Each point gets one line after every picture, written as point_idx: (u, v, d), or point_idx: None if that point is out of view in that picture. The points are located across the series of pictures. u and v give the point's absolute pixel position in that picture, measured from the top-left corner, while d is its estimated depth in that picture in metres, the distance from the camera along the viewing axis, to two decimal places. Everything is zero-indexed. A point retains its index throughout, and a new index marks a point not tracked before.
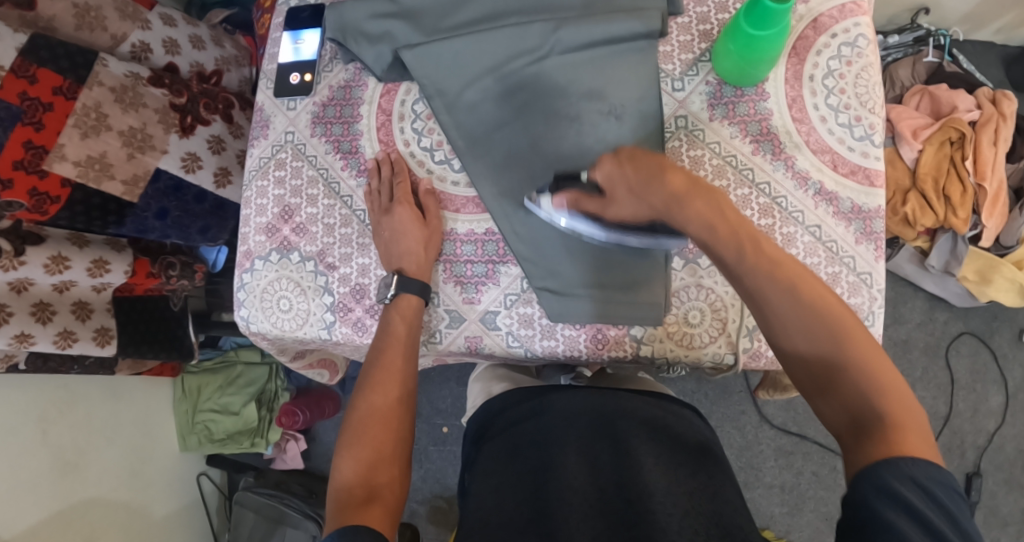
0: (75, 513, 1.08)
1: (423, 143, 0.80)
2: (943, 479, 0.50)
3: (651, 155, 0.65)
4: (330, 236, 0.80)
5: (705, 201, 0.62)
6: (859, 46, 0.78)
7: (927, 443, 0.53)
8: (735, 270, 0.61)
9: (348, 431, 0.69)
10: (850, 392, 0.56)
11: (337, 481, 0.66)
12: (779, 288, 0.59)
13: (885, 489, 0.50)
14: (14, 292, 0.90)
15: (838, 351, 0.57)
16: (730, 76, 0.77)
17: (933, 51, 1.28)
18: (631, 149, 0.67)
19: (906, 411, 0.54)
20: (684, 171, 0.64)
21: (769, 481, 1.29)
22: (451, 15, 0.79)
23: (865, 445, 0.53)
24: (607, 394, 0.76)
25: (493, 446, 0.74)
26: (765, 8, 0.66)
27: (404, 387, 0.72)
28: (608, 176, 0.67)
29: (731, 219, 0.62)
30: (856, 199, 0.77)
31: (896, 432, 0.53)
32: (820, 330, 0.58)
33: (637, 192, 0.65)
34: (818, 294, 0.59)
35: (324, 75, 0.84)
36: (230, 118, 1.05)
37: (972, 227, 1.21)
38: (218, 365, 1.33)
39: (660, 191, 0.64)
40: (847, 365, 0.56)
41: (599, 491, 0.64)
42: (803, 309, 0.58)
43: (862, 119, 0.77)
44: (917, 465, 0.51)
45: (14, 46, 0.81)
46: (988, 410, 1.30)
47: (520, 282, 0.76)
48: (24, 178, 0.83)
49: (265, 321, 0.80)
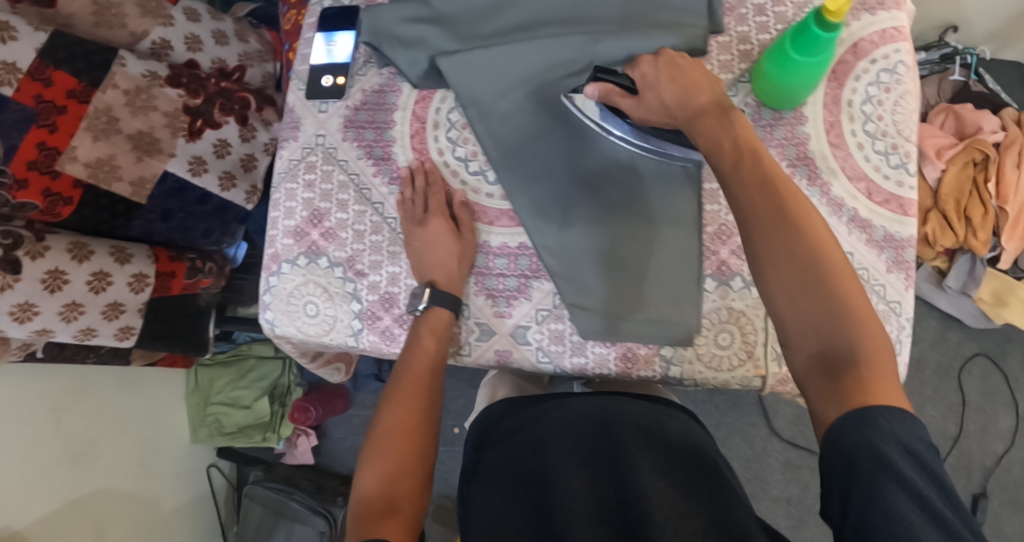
0: (85, 503, 1.08)
1: (457, 153, 0.79)
2: (922, 434, 0.50)
3: (692, 68, 0.65)
4: (360, 243, 0.79)
5: (716, 116, 0.63)
6: (898, 72, 0.78)
7: (897, 391, 0.52)
8: (723, 173, 0.60)
9: (371, 443, 0.68)
10: (806, 298, 0.55)
11: (358, 493, 0.65)
12: (760, 186, 0.58)
13: (880, 457, 0.49)
14: (48, 292, 0.89)
15: (810, 261, 0.55)
16: (768, 99, 0.76)
17: (960, 70, 1.27)
18: (674, 54, 0.67)
19: (881, 352, 0.53)
20: (713, 90, 0.64)
21: (775, 493, 1.28)
22: (488, 22, 0.78)
23: (835, 378, 0.53)
24: (609, 398, 0.74)
25: (490, 455, 0.72)
26: (815, 35, 0.66)
27: (427, 402, 0.71)
28: (647, 75, 0.67)
29: (734, 136, 0.61)
30: (889, 227, 0.76)
31: (867, 372, 0.52)
32: (795, 232, 0.56)
33: (667, 99, 0.65)
34: (802, 201, 0.58)
35: (357, 78, 0.83)
36: (243, 120, 1.09)
37: (991, 249, 1.21)
38: (231, 358, 1.32)
39: (684, 109, 0.64)
40: (814, 263, 0.55)
41: (600, 499, 0.62)
42: (778, 209, 0.57)
43: (898, 147, 0.77)
44: (890, 420, 0.50)
45: (33, 46, 0.86)
46: (997, 431, 1.28)
47: (552, 297, 0.75)
48: (38, 178, 0.88)
49: (290, 325, 0.80)
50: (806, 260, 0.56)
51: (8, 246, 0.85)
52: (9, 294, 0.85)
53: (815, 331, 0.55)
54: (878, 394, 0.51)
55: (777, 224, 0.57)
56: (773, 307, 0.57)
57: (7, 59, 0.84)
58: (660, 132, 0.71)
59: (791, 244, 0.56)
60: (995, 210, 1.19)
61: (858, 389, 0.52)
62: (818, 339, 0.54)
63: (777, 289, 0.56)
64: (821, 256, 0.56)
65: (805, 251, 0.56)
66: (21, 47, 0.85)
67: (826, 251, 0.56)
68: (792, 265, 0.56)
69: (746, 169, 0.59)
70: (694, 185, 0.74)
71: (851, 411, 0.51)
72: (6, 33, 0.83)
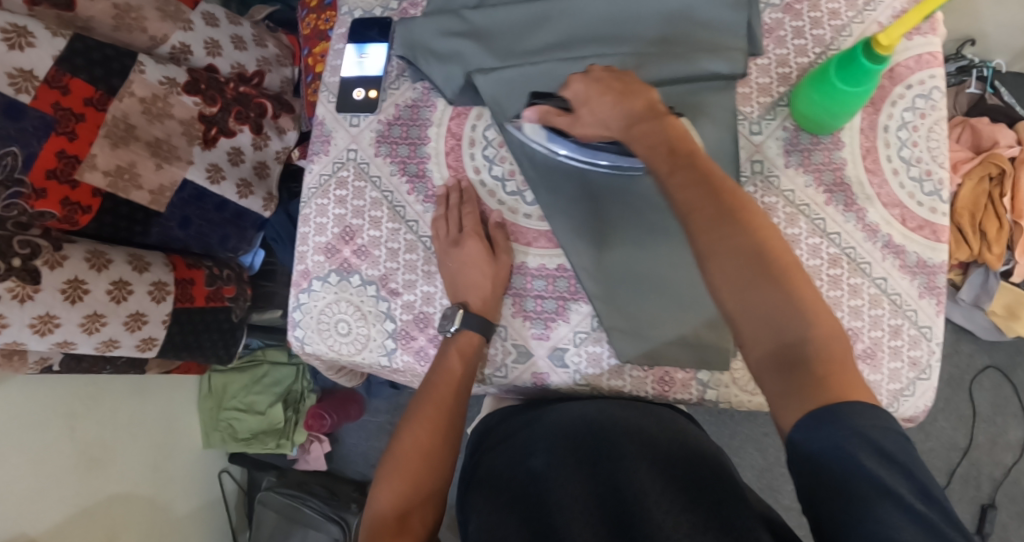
0: (99, 510, 1.06)
1: (494, 172, 0.79)
2: (890, 426, 0.48)
3: (619, 80, 0.65)
4: (394, 261, 0.78)
5: (651, 120, 0.60)
6: (933, 98, 0.77)
7: (860, 383, 0.50)
8: (661, 176, 0.57)
9: (389, 461, 0.68)
10: (757, 291, 0.52)
11: (371, 510, 0.65)
12: (699, 185, 0.55)
13: (845, 458, 0.47)
14: (68, 302, 0.85)
15: (753, 259, 0.52)
16: (807, 123, 0.76)
17: (975, 83, 1.24)
18: (604, 71, 0.67)
19: (835, 343, 0.51)
20: (647, 95, 0.63)
21: (788, 504, 1.27)
22: (525, 39, 0.77)
23: (795, 379, 0.50)
24: (603, 401, 0.74)
25: (489, 462, 0.71)
26: (862, 66, 0.66)
27: (451, 425, 0.71)
28: (579, 92, 0.67)
29: (671, 137, 0.58)
30: (922, 254, 0.76)
31: (827, 369, 0.50)
32: (738, 226, 0.53)
33: (600, 111, 0.64)
34: (743, 197, 0.55)
35: (390, 92, 0.82)
36: (259, 128, 1.05)
37: (1004, 263, 1.20)
38: (245, 363, 1.31)
39: (618, 115, 0.63)
40: (756, 260, 0.52)
41: (597, 498, 0.60)
42: (721, 206, 0.54)
43: (932, 174, 0.77)
44: (861, 419, 0.48)
45: (51, 54, 0.83)
46: (1006, 443, 1.29)
47: (590, 320, 0.75)
48: (57, 188, 0.84)
49: (321, 344, 0.80)
50: (749, 259, 0.53)
51: (25, 256, 0.81)
52: (28, 305, 0.81)
53: (770, 328, 0.52)
54: (840, 391, 0.49)
55: (724, 224, 0.53)
56: (724, 305, 0.54)
57: (24, 66, 0.80)
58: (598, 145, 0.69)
59: (735, 241, 0.53)
60: (1009, 225, 1.18)
61: (820, 385, 0.50)
62: (772, 338, 0.52)
63: (724, 290, 0.53)
64: (768, 251, 0.53)
65: (751, 244, 0.53)
66: (39, 54, 0.81)
67: (771, 247, 0.53)
68: (739, 260, 0.52)
69: (683, 169, 0.56)
70: None
71: (814, 409, 0.49)
72: (23, 39, 0.80)
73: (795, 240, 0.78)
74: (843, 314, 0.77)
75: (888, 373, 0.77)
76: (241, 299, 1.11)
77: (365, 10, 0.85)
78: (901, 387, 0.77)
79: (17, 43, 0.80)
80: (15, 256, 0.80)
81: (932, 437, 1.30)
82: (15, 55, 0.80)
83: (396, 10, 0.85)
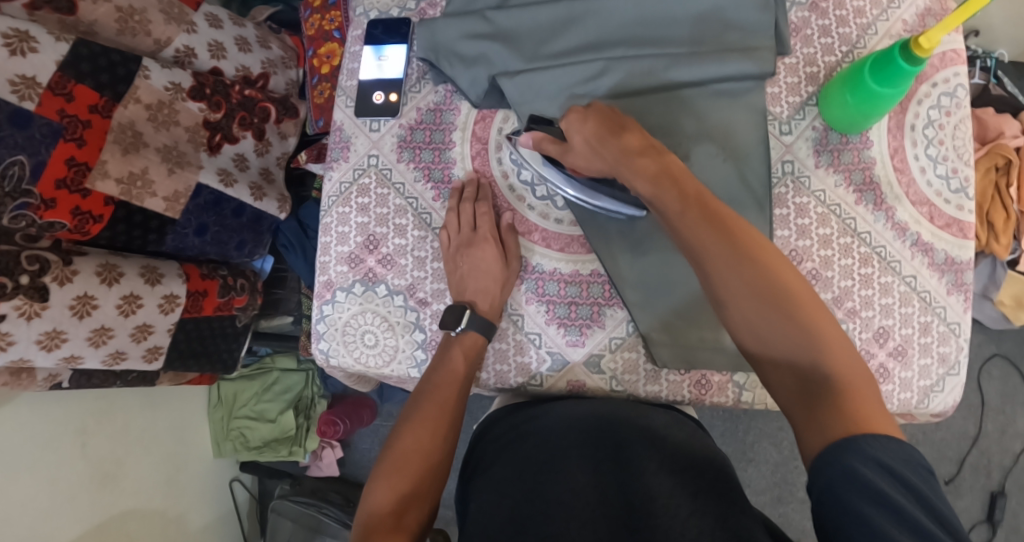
0: (113, 525, 1.03)
1: (523, 177, 0.79)
2: (905, 453, 0.50)
3: (615, 115, 0.67)
4: (421, 270, 0.79)
5: (653, 157, 0.63)
6: (958, 96, 0.77)
7: (881, 411, 0.53)
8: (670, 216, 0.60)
9: (387, 459, 0.65)
10: (777, 332, 0.56)
11: (368, 506, 0.62)
12: (708, 224, 0.58)
13: (855, 476, 0.49)
14: (76, 317, 0.82)
15: (769, 300, 0.56)
16: (838, 124, 0.75)
17: (979, 73, 1.16)
18: (599, 105, 0.69)
19: (855, 374, 0.55)
20: (640, 135, 0.66)
21: (802, 496, 1.23)
22: (551, 41, 0.77)
23: (820, 415, 0.53)
24: (611, 401, 0.73)
25: (495, 448, 0.70)
26: (898, 69, 0.65)
27: (450, 427, 0.69)
28: (574, 122, 0.68)
29: (674, 174, 0.62)
30: (950, 252, 0.76)
31: (848, 399, 0.53)
32: (753, 266, 0.57)
33: (593, 140, 0.66)
34: (751, 236, 0.59)
35: (411, 96, 0.82)
36: (260, 133, 1.02)
37: (1011, 252, 1.12)
38: (255, 372, 1.30)
39: (613, 150, 0.65)
40: (772, 300, 0.56)
41: (602, 496, 0.60)
42: (736, 248, 0.57)
43: (959, 171, 0.76)
44: (872, 446, 0.50)
45: (55, 59, 0.77)
46: (1016, 432, 1.24)
47: (625, 326, 0.76)
48: (67, 197, 0.79)
49: (346, 356, 0.80)
50: (766, 300, 0.56)
51: (34, 273, 0.77)
52: (36, 322, 0.78)
53: (791, 365, 0.56)
54: (862, 419, 0.52)
55: (736, 265, 0.57)
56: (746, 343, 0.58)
57: (26, 73, 0.75)
58: (593, 181, 0.71)
59: (747, 283, 0.56)
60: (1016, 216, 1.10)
61: (842, 415, 0.53)
62: (794, 375, 0.56)
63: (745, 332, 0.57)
64: (781, 290, 0.56)
65: (763, 284, 0.56)
66: (41, 59, 0.76)
67: (787, 286, 0.57)
68: (753, 298, 0.56)
69: (695, 211, 0.59)
70: (767, 211, 0.74)
71: (836, 439, 0.52)
72: (26, 45, 0.74)
73: (826, 240, 0.77)
74: (875, 313, 0.76)
75: (918, 370, 0.76)
76: (249, 308, 1.08)
77: (381, 11, 0.84)
78: (931, 382, 0.77)
79: (19, 48, 0.74)
80: (22, 273, 0.76)
81: (944, 427, 1.25)
82: (17, 61, 0.74)
83: (413, 10, 0.83)
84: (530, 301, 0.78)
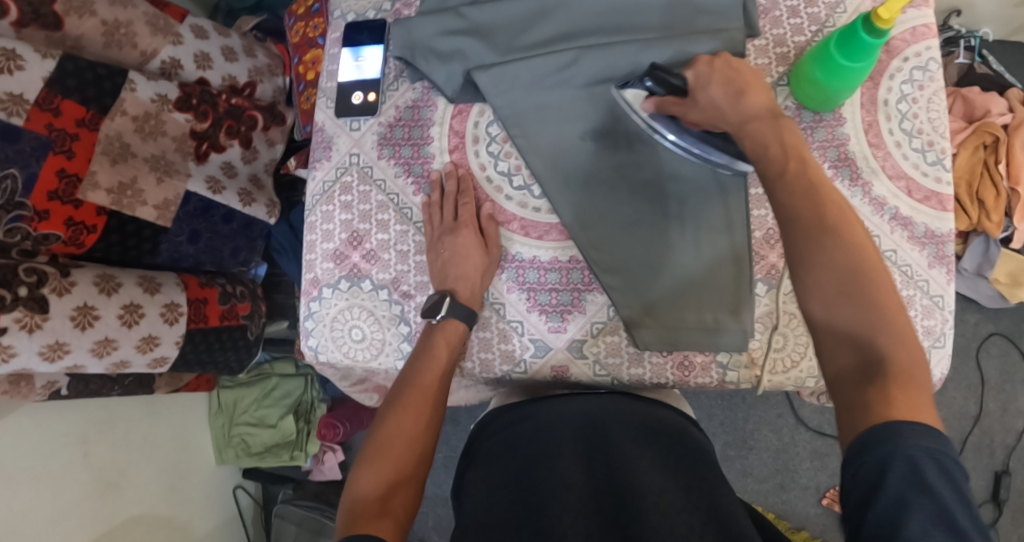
0: (119, 534, 1.05)
1: (500, 167, 0.80)
2: (931, 445, 0.47)
3: (741, 73, 0.65)
4: (404, 263, 0.81)
5: (768, 122, 0.61)
6: (931, 69, 0.77)
7: (928, 408, 0.49)
8: (772, 178, 0.59)
9: (374, 444, 0.66)
10: (852, 311, 0.53)
11: (353, 492, 0.63)
12: (804, 191, 0.57)
13: (903, 456, 0.47)
14: (78, 329, 0.82)
15: (860, 283, 0.54)
16: (810, 101, 0.76)
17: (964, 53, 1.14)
18: (729, 59, 0.66)
19: (910, 367, 0.51)
20: (766, 98, 0.63)
21: (805, 482, 1.22)
22: (527, 32, 0.78)
23: (864, 394, 0.51)
24: (612, 403, 0.72)
25: (489, 444, 0.71)
26: (863, 42, 0.66)
27: (435, 411, 0.70)
28: (702, 75, 0.67)
29: (793, 142, 0.60)
30: (930, 224, 0.76)
31: (895, 385, 0.50)
32: (840, 246, 0.55)
33: (718, 97, 0.65)
34: (859, 231, 0.55)
35: (389, 94, 0.84)
36: (248, 142, 1.03)
37: (1003, 230, 1.09)
38: (253, 378, 1.31)
39: (744, 106, 0.63)
40: (866, 285, 0.54)
41: (594, 492, 0.61)
42: (823, 213, 0.56)
43: (934, 144, 0.77)
44: (916, 438, 0.47)
45: (42, 76, 0.79)
46: (1018, 409, 1.23)
47: (606, 310, 0.78)
48: (60, 208, 0.82)
49: (335, 351, 0.82)
50: (856, 283, 0.54)
51: (31, 284, 0.78)
52: (38, 335, 0.78)
53: (852, 344, 0.53)
54: (901, 415, 0.48)
55: (834, 239, 0.55)
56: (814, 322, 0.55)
57: (14, 90, 0.77)
58: (706, 135, 0.71)
59: (839, 257, 0.54)
60: (1007, 192, 1.08)
61: (881, 398, 0.50)
62: (854, 352, 0.53)
63: (818, 305, 0.55)
64: (877, 280, 0.54)
65: (850, 261, 0.54)
66: (29, 76, 0.78)
67: (879, 280, 0.54)
68: (838, 278, 0.54)
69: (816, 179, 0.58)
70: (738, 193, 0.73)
71: (877, 423, 0.49)
72: (13, 63, 0.76)
73: None
74: None
75: None
76: (255, 316, 1.09)
77: (358, 13, 0.86)
78: None
79: (7, 66, 0.76)
80: (21, 284, 0.77)
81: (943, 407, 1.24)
82: (4, 79, 0.76)
83: (389, 11, 0.85)
84: (512, 289, 0.79)
